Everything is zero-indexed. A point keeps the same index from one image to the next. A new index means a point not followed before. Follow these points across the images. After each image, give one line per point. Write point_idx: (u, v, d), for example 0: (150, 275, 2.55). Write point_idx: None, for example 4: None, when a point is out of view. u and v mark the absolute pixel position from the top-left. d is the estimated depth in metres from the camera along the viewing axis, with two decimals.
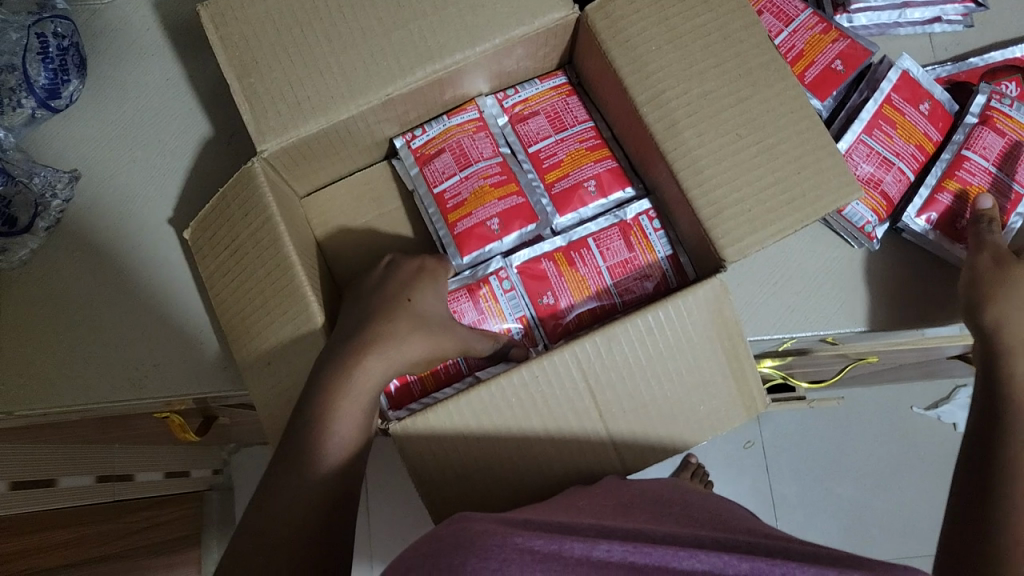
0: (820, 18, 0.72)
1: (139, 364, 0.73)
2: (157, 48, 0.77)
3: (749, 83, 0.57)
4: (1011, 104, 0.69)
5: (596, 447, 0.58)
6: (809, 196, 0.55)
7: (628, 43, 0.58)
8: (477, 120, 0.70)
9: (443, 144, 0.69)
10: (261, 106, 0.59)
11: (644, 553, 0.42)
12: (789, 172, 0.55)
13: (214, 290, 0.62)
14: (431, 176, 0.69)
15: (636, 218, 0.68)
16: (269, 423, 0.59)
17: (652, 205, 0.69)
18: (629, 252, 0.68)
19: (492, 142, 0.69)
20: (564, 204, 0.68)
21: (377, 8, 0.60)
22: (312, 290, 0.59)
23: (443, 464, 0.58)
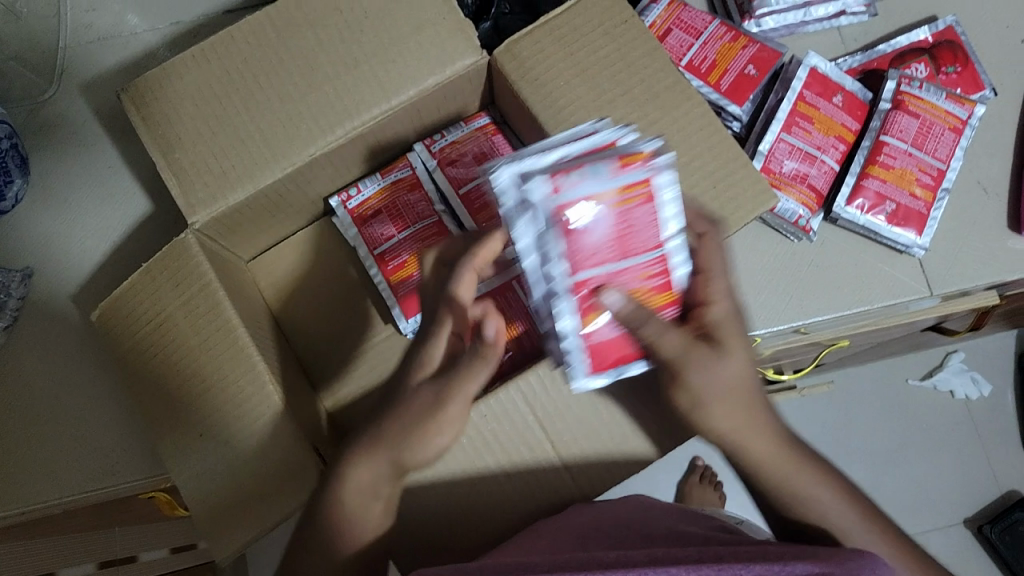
0: (728, 27, 0.76)
1: (106, 453, 0.72)
2: (94, 135, 0.79)
3: (656, 106, 0.62)
4: (920, 86, 0.73)
5: (554, 478, 0.60)
6: (726, 210, 0.61)
7: (537, 80, 0.63)
8: (410, 177, 0.74)
9: (380, 205, 0.73)
10: (190, 183, 0.62)
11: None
12: (705, 187, 0.61)
13: (150, 365, 0.63)
14: (369, 237, 0.72)
15: None
16: (235, 492, 0.61)
17: None
18: None
19: (426, 200, 0.73)
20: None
21: (297, 79, 0.63)
22: (255, 349, 0.63)
23: (408, 511, 0.59)
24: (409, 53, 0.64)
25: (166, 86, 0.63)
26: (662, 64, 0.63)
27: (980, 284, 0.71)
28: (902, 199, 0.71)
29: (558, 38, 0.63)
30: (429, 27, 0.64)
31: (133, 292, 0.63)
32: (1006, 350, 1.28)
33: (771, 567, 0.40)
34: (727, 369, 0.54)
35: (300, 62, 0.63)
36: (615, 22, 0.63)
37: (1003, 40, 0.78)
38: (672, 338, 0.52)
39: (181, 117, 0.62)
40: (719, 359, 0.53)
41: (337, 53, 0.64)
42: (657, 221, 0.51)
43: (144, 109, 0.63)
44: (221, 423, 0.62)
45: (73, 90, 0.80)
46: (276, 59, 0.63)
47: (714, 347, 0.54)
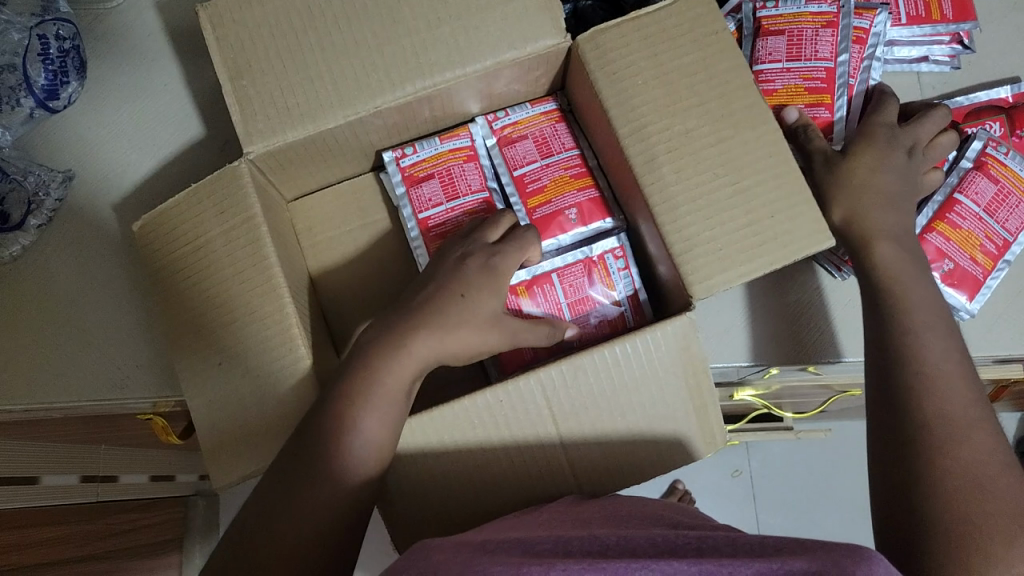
0: (794, 48, 0.70)
1: (117, 367, 0.73)
2: (158, 53, 0.78)
3: (731, 123, 0.61)
4: (1007, 153, 0.71)
5: (556, 473, 0.59)
6: (781, 237, 0.59)
7: (615, 74, 0.63)
8: (467, 148, 0.73)
9: (433, 170, 0.72)
10: (252, 113, 0.62)
11: (599, 568, 0.38)
12: (764, 212, 0.60)
13: (182, 288, 0.63)
14: (417, 200, 0.71)
15: (601, 256, 0.71)
16: (242, 429, 0.61)
17: (619, 245, 0.71)
18: (590, 290, 0.70)
19: (480, 175, 0.73)
20: (545, 229, 0.70)
21: (377, 27, 0.63)
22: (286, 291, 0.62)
23: (413, 477, 0.59)
24: (492, 22, 0.63)
25: (244, 10, 0.62)
26: (743, 83, 0.62)
27: (999, 355, 0.71)
28: (961, 260, 0.69)
29: (646, 36, 0.63)
30: (518, 1, 0.63)
31: (179, 210, 0.63)
32: (1009, 429, 1.26)
33: (770, 564, 0.36)
34: (860, 177, 0.62)
35: (383, 12, 0.63)
36: (705, 31, 0.63)
37: None
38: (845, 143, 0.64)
39: (255, 46, 0.62)
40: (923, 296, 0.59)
41: (420, 8, 0.63)
42: (832, 41, 0.69)
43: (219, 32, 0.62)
44: (242, 356, 0.61)
45: (145, 3, 0.79)
46: (359, 5, 0.63)
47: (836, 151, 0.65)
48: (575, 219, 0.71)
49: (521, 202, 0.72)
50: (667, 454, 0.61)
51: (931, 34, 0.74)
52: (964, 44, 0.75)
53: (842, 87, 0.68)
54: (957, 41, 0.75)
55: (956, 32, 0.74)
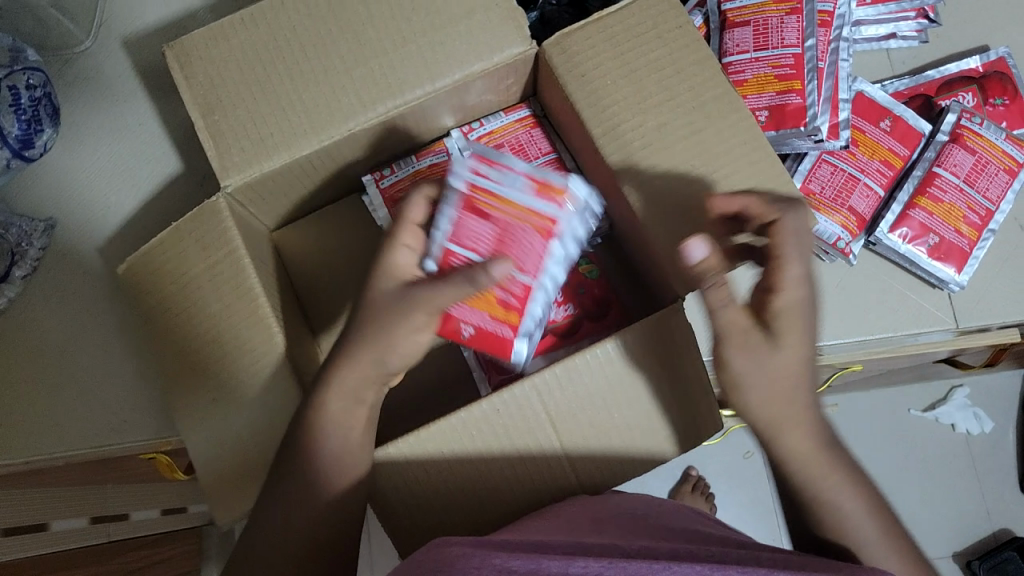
0: (762, 38, 0.69)
1: (118, 409, 0.73)
2: (128, 92, 0.78)
3: (703, 115, 0.62)
4: (981, 122, 0.71)
5: (559, 475, 0.59)
6: (765, 225, 0.61)
7: (584, 76, 0.63)
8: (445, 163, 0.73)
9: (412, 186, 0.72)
10: (226, 145, 0.62)
11: (619, 568, 0.41)
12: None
13: (167, 326, 0.63)
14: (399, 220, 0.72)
15: (467, 184, 0.59)
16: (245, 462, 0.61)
17: (472, 162, 0.59)
18: (493, 221, 0.58)
19: None
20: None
21: (341, 48, 0.62)
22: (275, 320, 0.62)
23: (416, 494, 0.59)
24: (458, 36, 0.63)
25: (209, 44, 0.62)
26: (712, 74, 0.62)
27: (995, 323, 0.70)
28: (945, 234, 0.69)
29: (611, 35, 0.63)
30: (481, 13, 0.63)
31: (161, 248, 0.62)
32: (1011, 389, 1.27)
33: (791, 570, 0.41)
34: (780, 365, 0.53)
35: (348, 35, 0.62)
36: (670, 26, 0.63)
37: None
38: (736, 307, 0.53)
39: (223, 77, 0.62)
40: (805, 425, 0.55)
41: (384, 27, 0.63)
42: (798, 27, 0.68)
43: (187, 69, 0.62)
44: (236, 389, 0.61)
45: (110, 44, 0.79)
46: (322, 30, 0.62)
47: (761, 337, 0.54)
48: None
49: None
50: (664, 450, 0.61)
51: (897, 11, 0.74)
52: (931, 18, 0.75)
53: (813, 72, 0.68)
54: (923, 16, 0.75)
55: (920, 6, 0.74)
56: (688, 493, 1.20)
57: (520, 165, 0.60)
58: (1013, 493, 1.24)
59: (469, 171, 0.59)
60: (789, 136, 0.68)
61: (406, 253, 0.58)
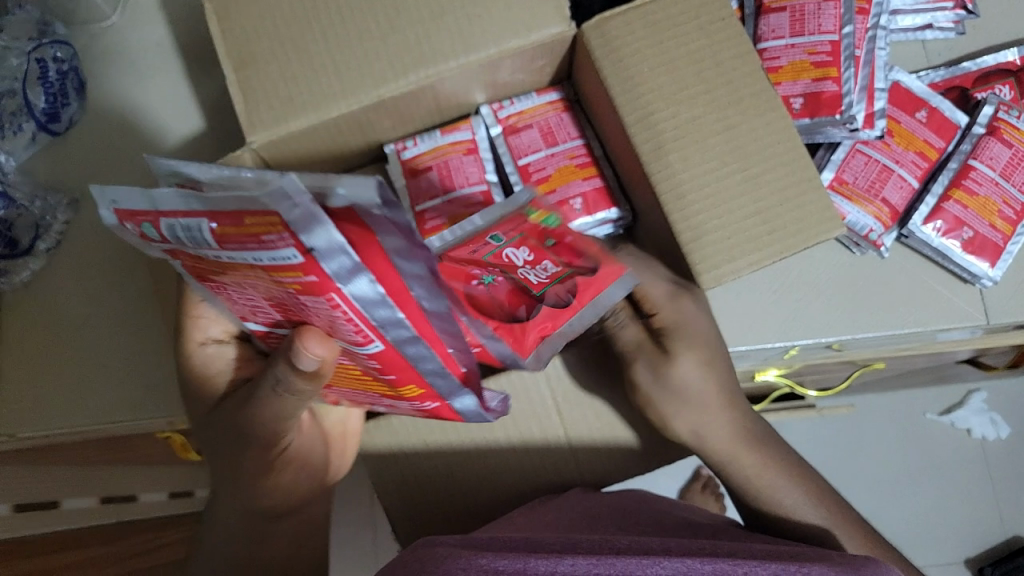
0: (800, 27, 0.68)
1: (134, 387, 0.72)
2: (155, 72, 0.78)
3: (737, 110, 0.62)
4: (1018, 117, 0.70)
5: (560, 461, 0.64)
6: (791, 229, 0.60)
7: (621, 63, 0.63)
8: (468, 142, 0.73)
9: (433, 162, 0.73)
10: (269, 120, 0.65)
11: (609, 564, 0.40)
12: (772, 204, 0.60)
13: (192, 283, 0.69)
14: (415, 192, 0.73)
15: (175, 252, 0.44)
16: None
17: (126, 225, 0.43)
18: (262, 298, 0.44)
19: (479, 167, 0.74)
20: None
21: (386, 41, 0.65)
22: None
23: (430, 473, 0.64)
24: (497, 12, 0.65)
25: (255, 28, 0.64)
26: (749, 67, 0.63)
27: (1016, 322, 0.70)
28: (980, 227, 0.68)
29: (650, 24, 0.63)
30: None
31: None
32: None
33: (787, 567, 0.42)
34: (689, 383, 0.61)
35: (392, 21, 0.64)
36: (711, 18, 0.64)
37: None
38: (632, 328, 0.63)
39: (269, 47, 0.64)
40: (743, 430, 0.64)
41: (426, 15, 0.65)
42: (836, 14, 0.67)
43: (224, 20, 0.64)
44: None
45: (138, 15, 0.78)
46: (367, 19, 0.64)
47: (659, 354, 0.62)
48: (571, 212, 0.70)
49: None
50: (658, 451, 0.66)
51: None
52: (968, 8, 0.74)
53: (850, 59, 0.67)
54: (961, 7, 0.74)
55: None
56: (700, 491, 1.19)
57: (174, 202, 0.38)
58: None
59: (132, 227, 0.43)
60: (823, 124, 0.67)
61: (209, 348, 0.56)
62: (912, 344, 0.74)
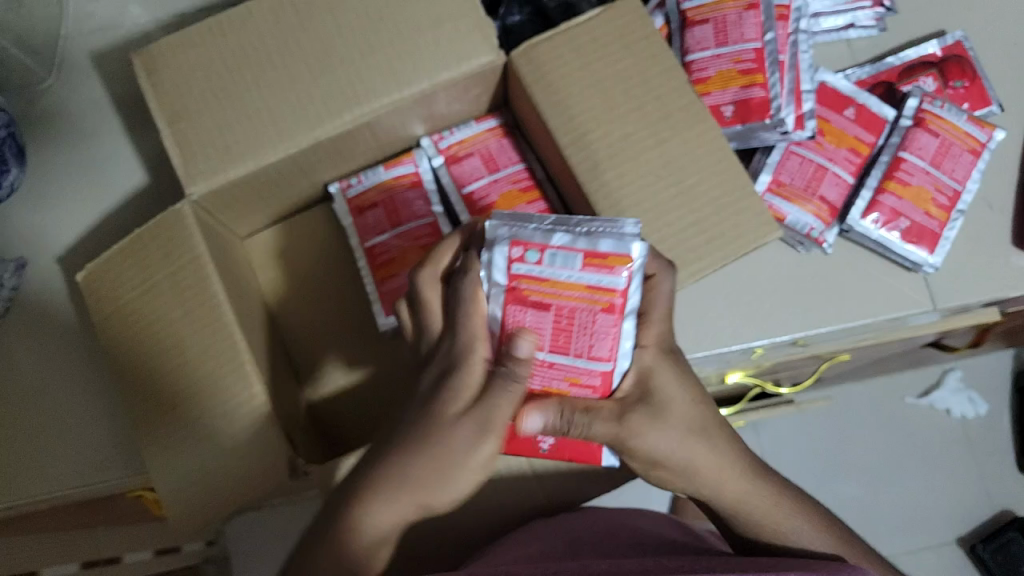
0: (724, 40, 0.69)
1: (96, 448, 0.72)
2: (95, 133, 0.78)
3: (668, 124, 0.63)
4: (942, 105, 0.72)
5: (525, 488, 0.63)
6: (727, 237, 0.62)
7: (551, 87, 0.64)
8: (412, 175, 0.74)
9: (378, 198, 0.73)
10: (209, 171, 0.65)
11: None
12: (709, 214, 0.62)
13: (127, 337, 0.67)
14: (363, 229, 0.73)
15: (512, 276, 0.48)
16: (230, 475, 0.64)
17: (504, 248, 0.48)
18: (595, 324, 0.49)
19: (424, 201, 0.73)
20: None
21: (319, 83, 0.65)
22: (236, 329, 0.66)
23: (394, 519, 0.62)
24: (427, 46, 0.66)
25: (189, 83, 0.65)
26: (676, 81, 0.64)
27: (976, 301, 0.71)
28: (916, 217, 0.70)
29: (577, 47, 0.65)
30: (448, 25, 0.66)
31: (122, 257, 0.67)
32: (1004, 371, 1.27)
33: None
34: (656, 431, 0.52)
35: (324, 64, 0.65)
36: (636, 37, 0.65)
37: (1012, 55, 0.76)
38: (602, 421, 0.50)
39: (202, 97, 0.65)
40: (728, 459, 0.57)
41: (356, 55, 0.65)
42: (757, 22, 0.69)
43: (154, 74, 0.65)
44: (197, 394, 0.65)
45: (76, 78, 0.78)
46: (299, 64, 0.65)
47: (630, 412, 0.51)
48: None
49: None
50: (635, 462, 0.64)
51: None
52: (886, 5, 0.76)
53: (774, 65, 0.68)
54: (879, 5, 0.76)
55: None
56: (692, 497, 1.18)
57: (557, 240, 0.48)
58: (1014, 476, 1.23)
59: (509, 252, 0.48)
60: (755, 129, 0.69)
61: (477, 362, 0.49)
62: (872, 334, 0.74)
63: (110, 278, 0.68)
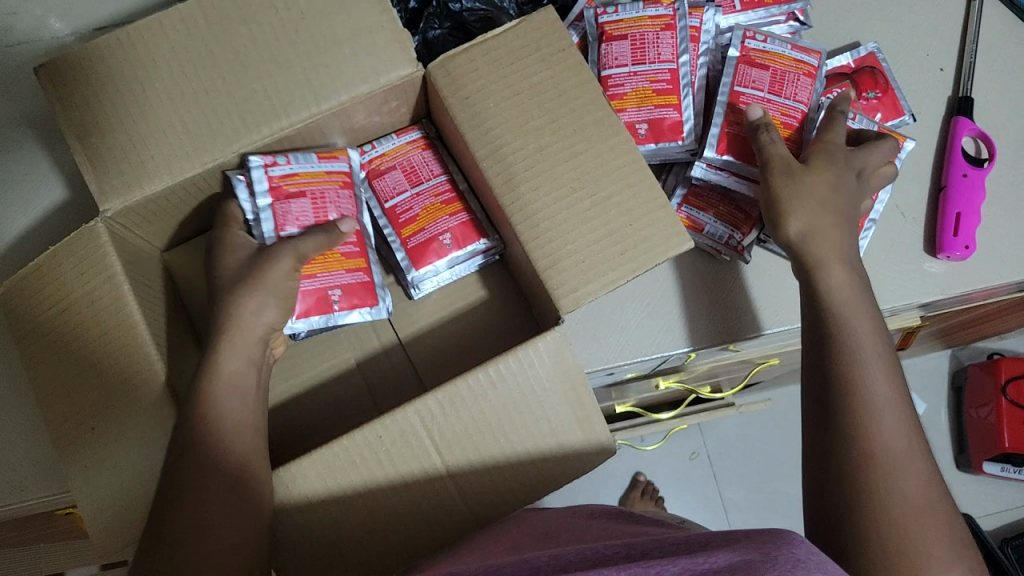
0: (640, 57, 0.73)
1: (16, 468, 0.71)
2: (11, 149, 0.76)
3: (582, 136, 0.64)
4: (854, 119, 0.74)
5: (445, 500, 0.61)
6: (642, 249, 0.62)
7: (468, 99, 0.65)
8: (345, 173, 0.72)
9: (306, 188, 0.69)
10: (124, 184, 0.64)
11: None
12: (622, 225, 0.62)
13: (42, 356, 0.66)
14: (282, 215, 0.68)
15: (746, 47, 0.74)
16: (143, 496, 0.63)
17: (745, 31, 0.75)
18: (790, 71, 0.73)
19: (354, 202, 0.72)
20: (305, 307, 0.68)
21: (235, 96, 0.65)
22: (153, 348, 0.65)
23: (308, 539, 0.60)
24: (344, 59, 0.66)
25: (97, 97, 0.64)
26: (591, 95, 0.65)
27: (889, 307, 0.73)
28: None
29: (492, 59, 0.65)
30: (365, 37, 0.66)
31: (35, 275, 0.66)
32: (942, 370, 1.30)
33: (694, 560, 0.36)
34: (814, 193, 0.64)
35: (238, 76, 0.65)
36: (551, 50, 0.65)
37: (921, 67, 0.80)
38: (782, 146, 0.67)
39: (114, 113, 0.64)
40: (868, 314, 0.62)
41: (272, 67, 0.65)
42: (673, 43, 0.73)
43: (62, 88, 0.64)
44: (111, 415, 0.63)
45: None
46: (213, 76, 0.65)
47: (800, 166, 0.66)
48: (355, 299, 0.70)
49: (395, 233, 0.73)
50: (561, 463, 0.63)
51: (766, 18, 0.78)
52: (801, 20, 0.79)
53: (687, 86, 0.73)
54: (793, 19, 0.79)
55: (789, 11, 0.78)
56: (639, 499, 1.19)
57: None
58: (952, 471, 1.27)
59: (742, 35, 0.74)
60: (666, 149, 0.73)
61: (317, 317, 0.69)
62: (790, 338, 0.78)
63: (20, 296, 0.66)
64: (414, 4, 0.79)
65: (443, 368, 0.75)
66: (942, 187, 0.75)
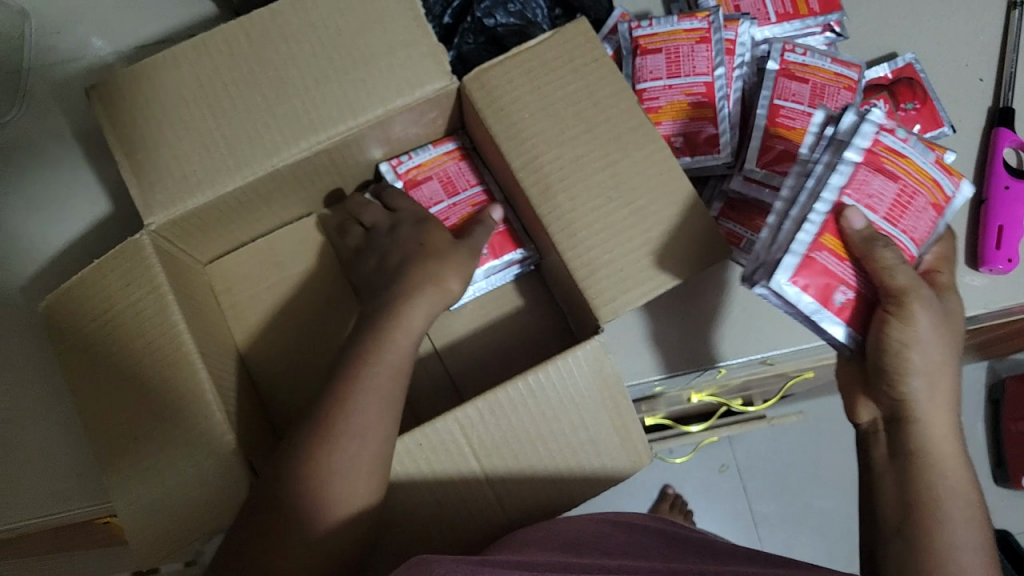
0: (675, 70, 0.73)
1: (59, 476, 0.72)
2: (56, 163, 0.78)
3: (618, 146, 0.64)
4: None
5: (484, 509, 0.60)
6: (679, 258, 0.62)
7: (503, 110, 0.65)
8: (939, 195, 0.60)
9: (902, 178, 0.58)
10: (168, 196, 0.65)
11: None
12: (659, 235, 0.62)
13: (86, 367, 0.67)
14: (858, 181, 0.57)
15: (785, 59, 0.74)
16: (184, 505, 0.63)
17: (784, 44, 0.75)
18: (829, 83, 0.73)
19: (928, 227, 0.59)
20: (810, 274, 0.55)
21: (275, 108, 0.66)
22: (197, 357, 0.65)
23: None
24: (380, 72, 0.66)
25: (141, 112, 0.66)
26: (626, 105, 0.65)
27: None
28: None
29: (527, 70, 0.65)
30: (402, 50, 0.66)
31: (82, 287, 0.67)
32: (979, 382, 1.28)
33: None
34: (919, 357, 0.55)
35: (278, 90, 0.66)
36: (585, 60, 0.66)
37: (961, 76, 0.79)
38: (904, 273, 0.54)
39: (157, 127, 0.65)
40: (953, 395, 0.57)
41: (310, 80, 0.66)
42: (708, 56, 0.73)
43: (108, 104, 0.65)
44: (154, 424, 0.64)
45: (39, 110, 0.80)
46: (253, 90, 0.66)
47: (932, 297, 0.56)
48: (853, 299, 0.56)
49: None
50: (598, 473, 0.62)
51: (802, 29, 0.78)
52: (837, 31, 0.79)
53: (722, 99, 0.73)
54: (829, 29, 0.79)
55: (824, 22, 0.78)
56: (667, 510, 1.18)
57: None
58: (990, 486, 1.24)
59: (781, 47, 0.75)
60: (704, 161, 0.72)
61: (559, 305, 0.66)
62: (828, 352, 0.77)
63: (67, 307, 0.67)
64: (448, 20, 0.79)
65: (478, 378, 0.75)
66: (983, 199, 0.74)
